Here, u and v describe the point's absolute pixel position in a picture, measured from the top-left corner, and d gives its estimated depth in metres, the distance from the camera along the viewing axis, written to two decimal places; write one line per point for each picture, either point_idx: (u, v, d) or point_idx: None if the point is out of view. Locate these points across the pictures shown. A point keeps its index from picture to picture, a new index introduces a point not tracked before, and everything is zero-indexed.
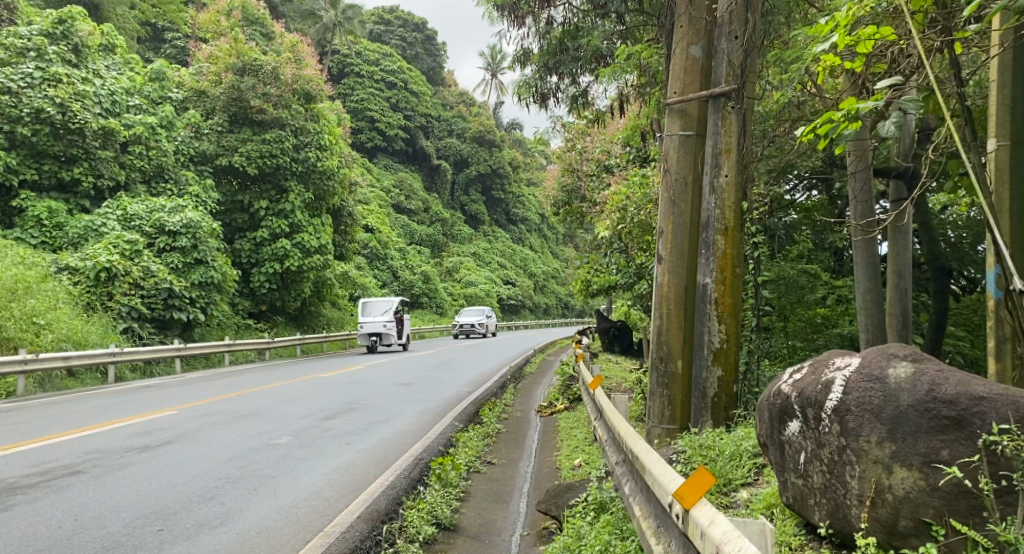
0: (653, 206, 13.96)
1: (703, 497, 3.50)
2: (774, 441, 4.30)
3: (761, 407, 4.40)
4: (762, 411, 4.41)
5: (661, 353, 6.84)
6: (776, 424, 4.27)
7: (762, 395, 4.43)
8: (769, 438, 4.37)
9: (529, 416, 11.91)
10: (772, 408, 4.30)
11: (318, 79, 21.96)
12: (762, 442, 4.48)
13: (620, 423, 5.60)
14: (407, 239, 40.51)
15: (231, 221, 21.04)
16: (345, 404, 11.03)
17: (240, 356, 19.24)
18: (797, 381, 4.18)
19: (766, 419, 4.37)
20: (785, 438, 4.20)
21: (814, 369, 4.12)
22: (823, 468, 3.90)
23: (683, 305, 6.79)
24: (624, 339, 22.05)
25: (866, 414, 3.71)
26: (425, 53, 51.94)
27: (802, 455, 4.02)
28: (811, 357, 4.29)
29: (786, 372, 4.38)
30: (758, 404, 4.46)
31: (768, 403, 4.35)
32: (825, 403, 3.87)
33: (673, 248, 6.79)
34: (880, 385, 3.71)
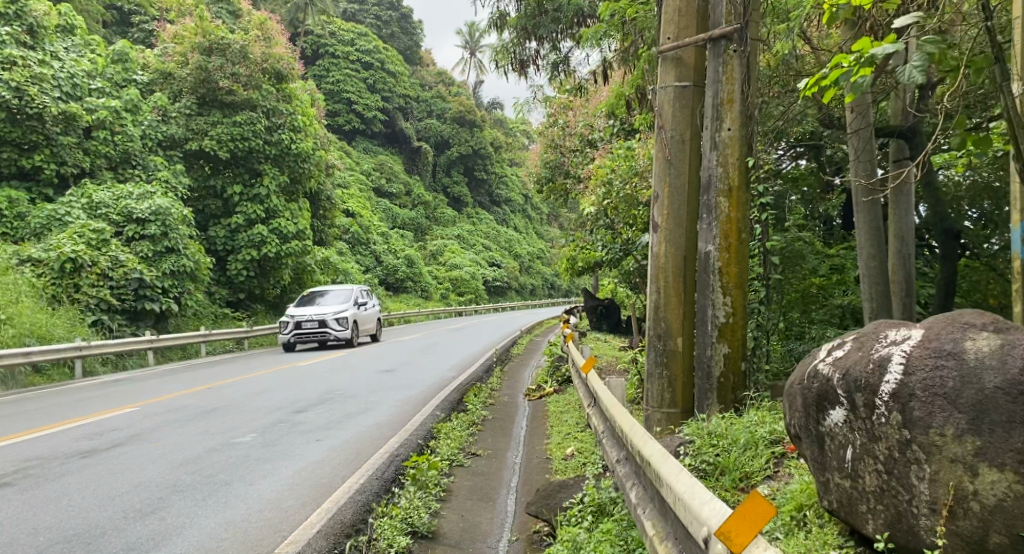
0: (639, 179, 13.31)
1: (756, 535, 2.77)
2: (811, 434, 3.77)
3: (793, 391, 3.89)
4: (793, 398, 3.91)
5: (659, 330, 6.17)
6: (811, 412, 3.76)
7: (794, 379, 3.93)
8: (802, 429, 3.84)
9: (516, 401, 11.22)
10: (807, 395, 3.78)
11: (289, 58, 20.93)
12: (794, 434, 3.93)
13: (622, 414, 4.94)
14: (390, 223, 39.65)
15: (203, 208, 20.15)
16: (320, 394, 10.33)
17: (218, 346, 18.47)
18: (839, 359, 3.66)
19: (799, 406, 3.84)
20: (829, 433, 3.68)
21: (860, 345, 3.62)
22: (877, 468, 3.42)
23: (682, 276, 6.11)
24: (613, 317, 21.47)
25: (937, 400, 3.24)
26: (401, 32, 50.68)
27: (849, 451, 3.54)
28: (852, 331, 3.80)
29: (823, 350, 3.88)
30: (788, 390, 3.96)
31: (802, 389, 3.84)
32: (880, 387, 3.39)
33: (669, 213, 6.11)
34: (955, 365, 3.24)
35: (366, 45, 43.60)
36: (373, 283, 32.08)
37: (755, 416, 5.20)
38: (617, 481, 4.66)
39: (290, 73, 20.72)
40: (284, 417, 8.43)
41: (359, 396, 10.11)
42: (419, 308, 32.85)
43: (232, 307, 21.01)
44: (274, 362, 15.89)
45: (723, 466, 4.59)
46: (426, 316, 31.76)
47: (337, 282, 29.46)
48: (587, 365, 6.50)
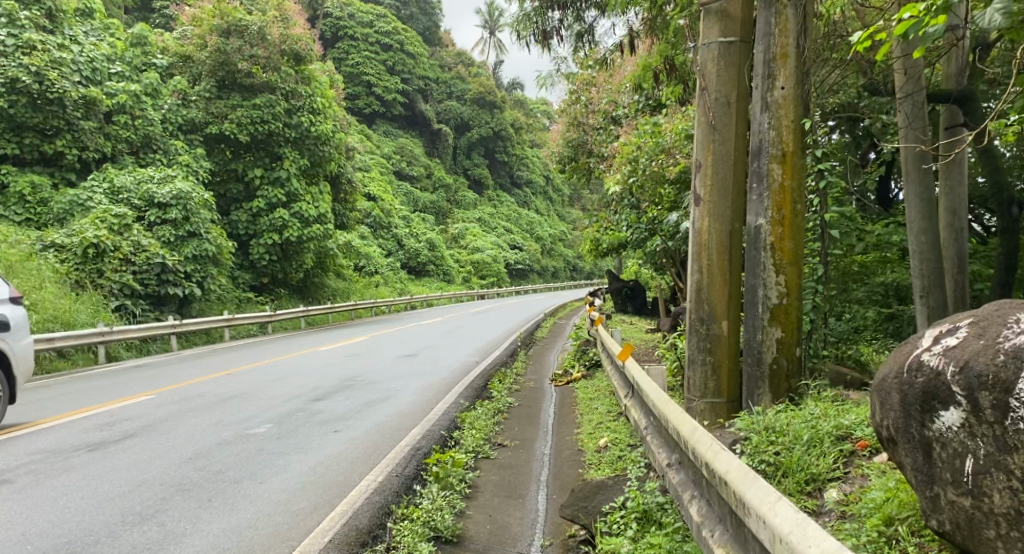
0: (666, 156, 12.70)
1: None
2: (913, 438, 3.49)
3: (888, 386, 3.62)
4: (887, 394, 3.64)
5: (700, 310, 5.62)
6: (914, 412, 3.49)
7: (888, 372, 3.66)
8: (900, 429, 3.54)
9: (542, 386, 10.69)
10: (908, 395, 3.50)
11: (308, 39, 20.21)
12: (887, 436, 3.63)
13: (671, 407, 4.37)
14: (411, 206, 39.11)
15: (225, 192, 19.62)
16: (340, 380, 9.86)
17: (241, 331, 18.05)
18: (951, 351, 3.40)
19: (896, 404, 3.57)
20: (932, 437, 3.41)
21: (978, 334, 3.37)
22: (1006, 482, 3.17)
23: (727, 253, 5.56)
24: (638, 299, 20.89)
25: None
26: (419, 14, 49.86)
27: (969, 460, 3.28)
28: (960, 316, 3.55)
29: (922, 342, 3.61)
30: (877, 384, 3.72)
31: (899, 387, 3.57)
32: (1016, 387, 3.14)
33: (713, 183, 5.55)
34: None
35: (386, 27, 42.84)
36: (394, 267, 31.64)
37: (815, 408, 4.65)
38: (668, 486, 4.16)
39: (309, 54, 20.07)
40: (303, 401, 7.95)
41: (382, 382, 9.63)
42: (441, 291, 32.39)
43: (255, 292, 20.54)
44: (294, 346, 15.46)
45: (787, 466, 4.08)
46: (448, 299, 31.30)
47: (358, 266, 29.04)
48: (624, 352, 5.93)
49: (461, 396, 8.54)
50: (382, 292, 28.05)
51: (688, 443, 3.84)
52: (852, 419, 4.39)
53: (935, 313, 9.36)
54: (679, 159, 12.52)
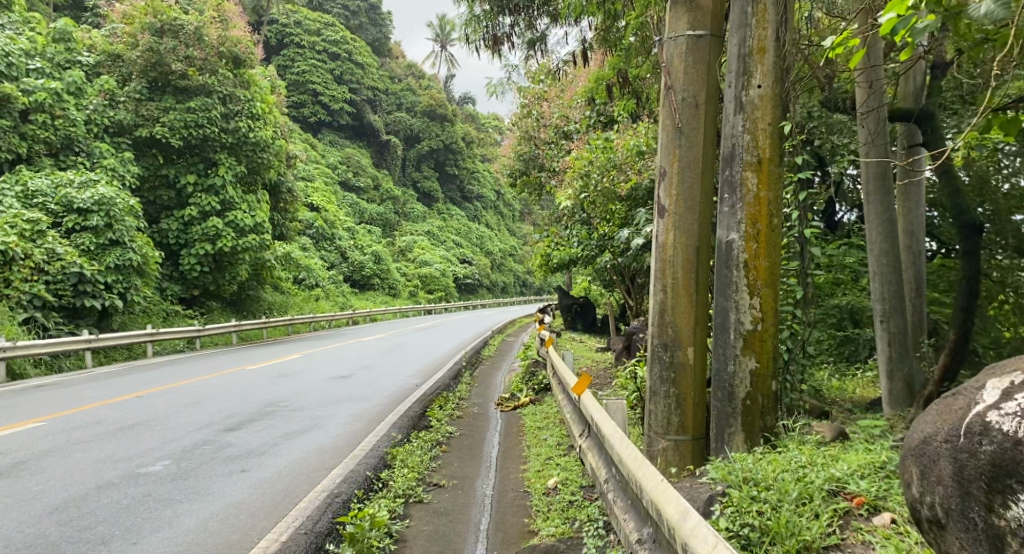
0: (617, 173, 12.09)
1: None
2: (975, 526, 3.28)
3: (939, 454, 3.44)
4: (933, 461, 3.47)
5: (663, 334, 5.02)
6: (975, 491, 3.29)
7: (934, 434, 3.49)
8: (952, 504, 3.37)
9: (486, 412, 9.92)
10: (964, 467, 3.34)
11: (248, 41, 19.32)
12: (933, 515, 3.44)
13: (651, 480, 3.70)
14: (357, 218, 38.02)
15: (155, 199, 18.30)
16: (264, 405, 8.99)
17: (167, 346, 16.89)
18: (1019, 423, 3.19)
19: (950, 478, 3.38)
20: (982, 519, 3.27)
21: None
22: None
23: (693, 272, 4.98)
24: (588, 316, 20.30)
25: None
26: (370, 24, 48.95)
27: None
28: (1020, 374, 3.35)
29: (980, 396, 3.42)
30: (917, 446, 3.56)
31: (951, 455, 3.40)
32: None
33: (679, 193, 4.98)
34: None
35: (333, 35, 41.82)
36: (337, 280, 30.55)
37: (799, 458, 4.15)
38: None
39: (248, 58, 19.10)
40: (213, 433, 7.10)
41: (310, 409, 8.78)
42: (385, 305, 31.39)
43: (184, 304, 19.31)
44: (222, 364, 14.43)
45: (776, 530, 3.57)
46: (393, 313, 30.35)
47: (299, 278, 27.87)
48: (580, 383, 5.30)
49: (395, 426, 7.72)
50: (324, 305, 27.01)
51: (675, 533, 3.35)
52: (846, 470, 4.02)
53: (896, 338, 8.85)
54: (631, 175, 11.97)
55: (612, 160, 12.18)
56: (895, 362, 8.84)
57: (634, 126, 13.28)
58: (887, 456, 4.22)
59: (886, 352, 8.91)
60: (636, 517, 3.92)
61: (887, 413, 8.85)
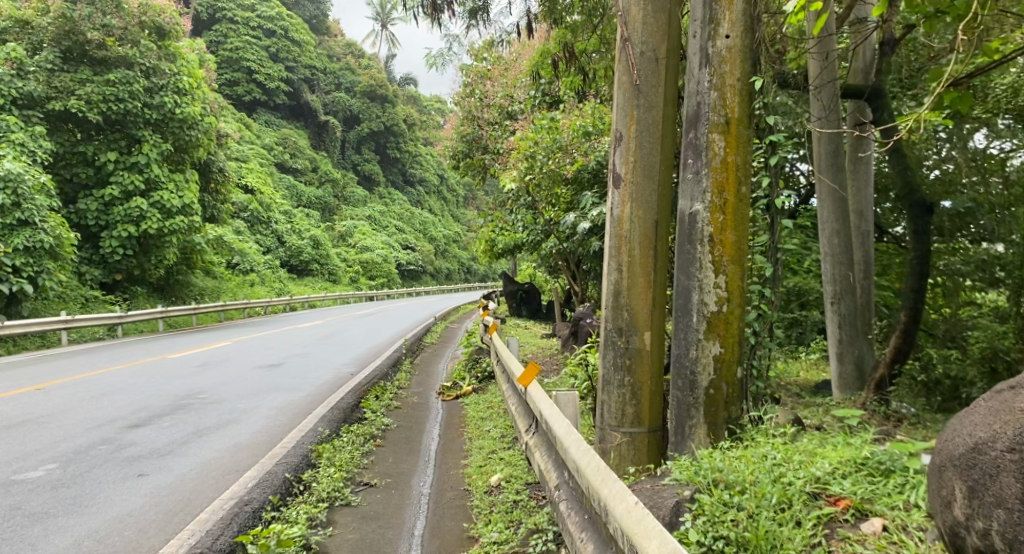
0: (563, 155, 11.54)
1: None
2: None
3: (1005, 465, 3.07)
4: (991, 475, 3.10)
5: (618, 315, 4.59)
6: None
7: (992, 441, 3.15)
8: (1017, 532, 2.98)
9: (426, 402, 9.34)
10: None
11: (173, 11, 18.14)
12: (985, 543, 3.05)
13: (620, 505, 3.18)
14: (295, 201, 36.82)
15: (71, 176, 16.81)
16: (181, 398, 8.26)
17: (85, 334, 15.82)
18: None
19: (1016, 497, 3.01)
20: None
21: None
22: None
23: (652, 247, 4.57)
24: (532, 302, 19.85)
25: None
26: (307, 0, 47.40)
27: None
28: None
29: None
30: (967, 456, 3.20)
31: (1016, 467, 3.05)
32: None
33: (637, 159, 4.55)
34: None
35: (268, 12, 40.17)
36: (273, 264, 29.45)
37: (773, 456, 3.82)
38: None
39: (173, 30, 17.99)
40: (115, 430, 6.52)
41: (232, 401, 8.09)
42: (324, 291, 30.43)
43: (105, 290, 18.15)
44: (143, 352, 13.53)
45: (754, 542, 3.26)
46: (333, 299, 29.45)
47: (232, 262, 26.73)
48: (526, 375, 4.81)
49: (323, 420, 7.07)
50: (258, 290, 25.96)
51: None
52: (827, 469, 3.70)
53: (846, 320, 8.55)
54: (576, 157, 11.35)
55: (557, 141, 11.60)
56: (845, 344, 8.54)
57: (579, 107, 12.66)
58: (866, 452, 3.87)
59: (836, 334, 8.60)
60: (597, 542, 3.43)
61: (836, 397, 8.59)
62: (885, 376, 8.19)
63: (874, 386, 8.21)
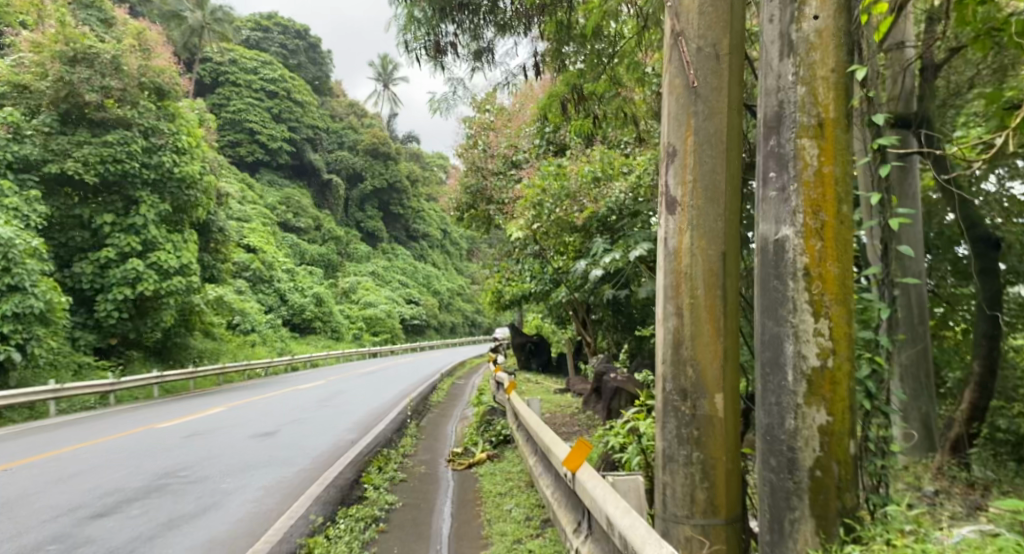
0: (574, 203, 10.42)
1: None
2: None
3: None
4: None
5: (681, 372, 3.73)
6: None
7: None
8: None
9: (436, 472, 8.32)
10: None
11: (173, 71, 17.05)
12: None
13: None
14: (298, 259, 36.06)
15: (66, 240, 15.83)
16: (160, 483, 7.22)
17: (77, 403, 14.69)
18: None
19: None
20: None
21: None
22: None
23: (718, 286, 3.71)
24: (541, 355, 18.91)
25: None
26: (309, 63, 47.36)
27: None
28: None
29: None
30: None
31: None
32: None
33: (698, 176, 3.70)
34: None
35: (271, 74, 40.15)
36: (276, 323, 28.50)
37: None
38: None
39: (175, 90, 16.89)
40: (77, 520, 5.67)
41: (214, 489, 7.03)
42: (328, 349, 29.44)
43: (99, 355, 17.07)
44: (133, 421, 12.55)
45: None
46: (336, 357, 28.47)
47: (233, 322, 25.80)
48: (574, 459, 4.12)
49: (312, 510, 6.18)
50: (259, 350, 24.98)
51: None
52: None
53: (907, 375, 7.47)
54: (586, 204, 10.23)
55: (565, 188, 10.58)
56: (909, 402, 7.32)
57: (586, 153, 11.79)
58: None
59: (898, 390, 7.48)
60: None
61: (905, 461, 7.45)
62: (962, 436, 7.15)
63: (951, 447, 7.15)
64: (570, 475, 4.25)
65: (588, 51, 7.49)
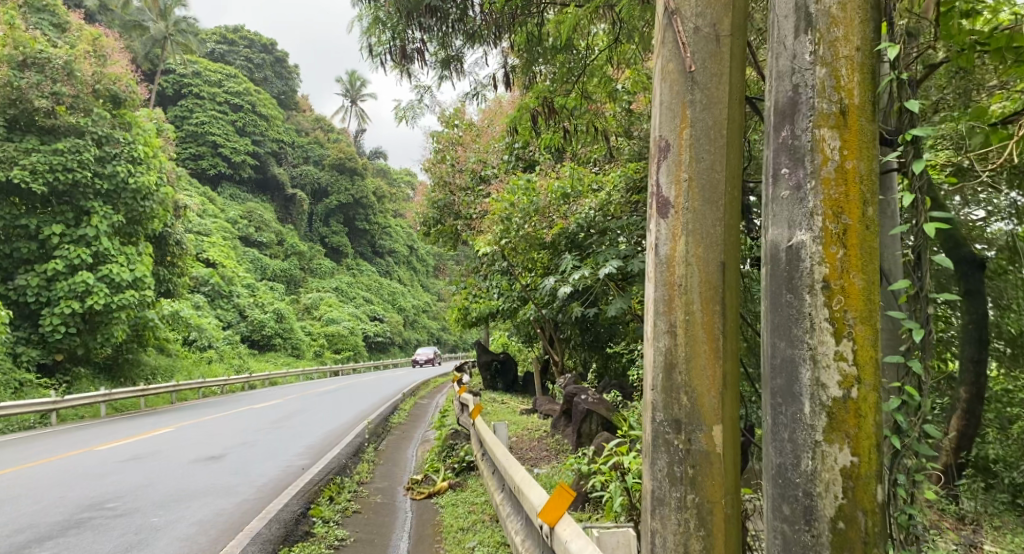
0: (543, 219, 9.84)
1: None
2: None
3: None
4: None
5: (672, 399, 3.25)
6: None
7: None
8: None
9: (392, 501, 7.70)
10: None
11: (129, 79, 16.29)
12: None
13: None
14: (259, 274, 35.06)
15: (10, 251, 14.84)
16: (89, 523, 6.49)
17: (17, 422, 13.69)
18: None
19: None
20: None
21: None
22: None
23: (715, 301, 3.24)
24: (508, 374, 18.28)
25: None
26: (275, 77, 46.57)
27: None
28: None
29: None
30: None
31: None
32: None
33: (694, 174, 3.23)
34: None
35: (236, 87, 39.28)
36: (235, 340, 27.56)
37: None
38: None
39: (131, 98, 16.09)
40: None
41: (148, 530, 6.33)
42: (288, 367, 28.54)
43: (44, 373, 16.02)
44: (77, 443, 11.74)
45: None
46: (296, 375, 27.59)
47: (188, 338, 24.88)
48: (553, 510, 3.63)
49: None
50: (216, 367, 24.00)
51: None
52: None
53: None
54: (556, 220, 9.50)
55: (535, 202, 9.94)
56: None
57: (557, 168, 11.29)
58: None
59: None
60: None
61: None
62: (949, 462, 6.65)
63: None
64: (546, 525, 3.73)
65: (558, 67, 6.81)
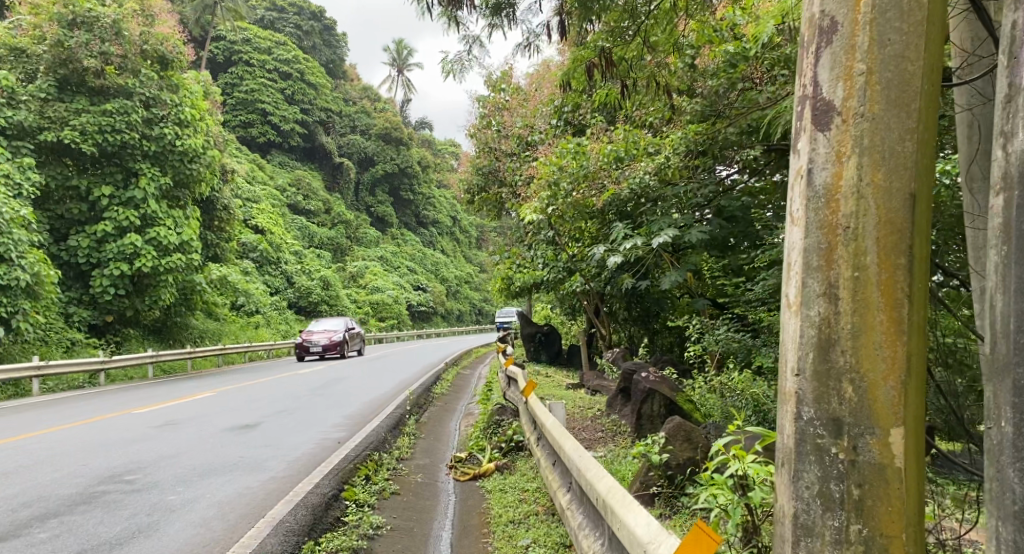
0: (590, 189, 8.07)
1: None
2: None
3: None
4: None
5: (829, 390, 2.28)
6: None
7: None
8: None
9: (433, 482, 6.92)
10: None
11: (176, 39, 15.45)
12: None
13: None
14: (306, 242, 34.56)
15: (62, 212, 14.28)
16: (102, 503, 5.74)
17: (64, 381, 13.11)
18: None
19: None
20: None
21: None
22: None
23: (898, 247, 2.26)
24: (553, 347, 17.38)
25: None
26: (322, 44, 45.83)
27: None
28: None
29: None
30: None
31: None
32: None
33: (874, 66, 2.28)
34: None
35: (284, 54, 38.57)
36: (280, 306, 27.08)
37: None
38: None
39: (178, 59, 15.15)
40: None
41: (167, 512, 5.56)
42: None
43: (93, 333, 15.50)
44: (115, 405, 11.19)
45: None
46: None
47: (235, 304, 24.40)
48: None
49: (267, 545, 4.80)
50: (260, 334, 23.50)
51: None
52: None
53: None
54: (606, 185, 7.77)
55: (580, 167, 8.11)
56: None
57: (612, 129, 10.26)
58: None
59: None
60: None
61: None
62: None
63: None
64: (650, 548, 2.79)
65: None
